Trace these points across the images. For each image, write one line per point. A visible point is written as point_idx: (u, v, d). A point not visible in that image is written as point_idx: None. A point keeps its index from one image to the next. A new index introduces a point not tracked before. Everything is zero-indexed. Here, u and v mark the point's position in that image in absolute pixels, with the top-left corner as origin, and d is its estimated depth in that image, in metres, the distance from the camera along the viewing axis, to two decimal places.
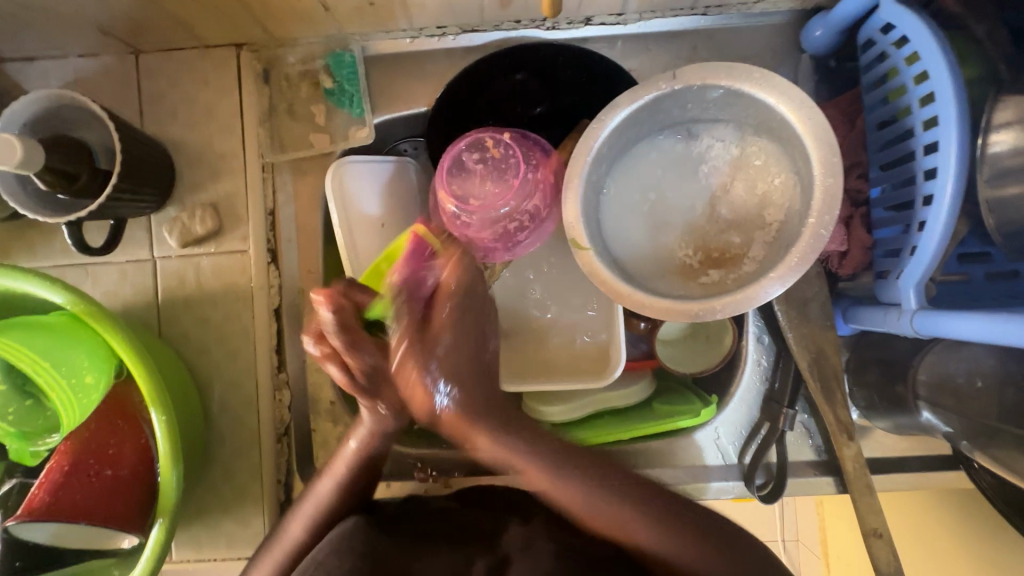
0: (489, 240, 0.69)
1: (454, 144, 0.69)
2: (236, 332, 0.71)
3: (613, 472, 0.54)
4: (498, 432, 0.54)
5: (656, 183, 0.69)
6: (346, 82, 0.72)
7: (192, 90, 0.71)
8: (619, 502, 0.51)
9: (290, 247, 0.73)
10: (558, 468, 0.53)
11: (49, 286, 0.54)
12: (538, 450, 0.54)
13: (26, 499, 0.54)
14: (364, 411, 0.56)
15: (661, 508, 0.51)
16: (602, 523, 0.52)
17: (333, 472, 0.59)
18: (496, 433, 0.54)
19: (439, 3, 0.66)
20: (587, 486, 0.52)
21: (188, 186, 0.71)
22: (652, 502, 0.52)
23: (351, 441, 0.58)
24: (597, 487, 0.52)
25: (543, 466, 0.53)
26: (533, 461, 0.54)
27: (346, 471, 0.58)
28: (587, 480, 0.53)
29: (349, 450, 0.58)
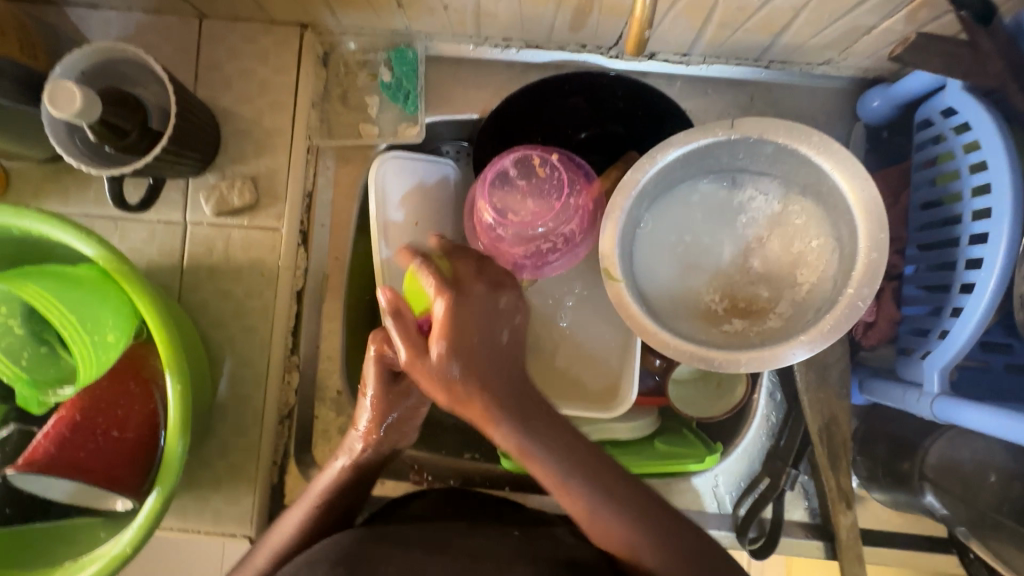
0: (521, 256, 0.69)
1: (499, 158, 0.69)
2: (256, 309, 0.70)
3: (621, 489, 0.53)
4: (516, 425, 0.52)
5: (693, 226, 0.70)
6: (404, 79, 0.72)
7: (251, 61, 0.71)
8: (626, 521, 0.52)
9: (322, 230, 0.73)
10: (566, 473, 0.53)
11: (84, 237, 0.54)
12: (555, 459, 0.53)
13: (29, 447, 0.52)
14: (338, 461, 0.59)
15: (665, 530, 0.52)
16: (612, 542, 0.53)
17: (305, 502, 0.60)
18: (513, 438, 0.52)
19: (511, 16, 0.66)
20: (601, 494, 0.53)
21: (232, 156, 0.70)
22: (662, 523, 0.53)
23: (339, 459, 0.60)
24: (606, 500, 0.52)
25: (565, 476, 0.53)
26: (553, 464, 0.53)
27: (322, 494, 0.60)
28: (613, 503, 0.53)
29: (336, 467, 0.60)
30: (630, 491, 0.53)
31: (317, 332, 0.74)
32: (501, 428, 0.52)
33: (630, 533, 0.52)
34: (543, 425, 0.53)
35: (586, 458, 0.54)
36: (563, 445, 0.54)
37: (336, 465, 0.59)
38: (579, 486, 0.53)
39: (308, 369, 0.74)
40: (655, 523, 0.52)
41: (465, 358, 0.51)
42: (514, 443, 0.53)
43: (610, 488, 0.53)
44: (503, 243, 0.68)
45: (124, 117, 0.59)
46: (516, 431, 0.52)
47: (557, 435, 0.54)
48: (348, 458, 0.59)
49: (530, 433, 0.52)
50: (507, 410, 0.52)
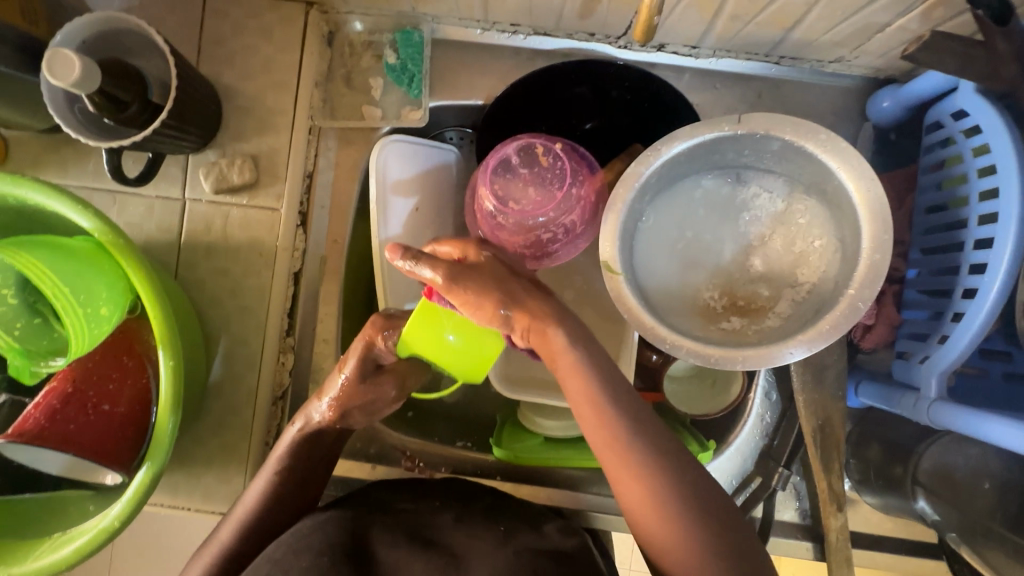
0: (520, 246, 0.68)
1: (503, 145, 0.68)
2: (252, 288, 0.70)
3: (657, 430, 0.52)
4: (573, 341, 0.53)
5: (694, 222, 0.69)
6: (409, 62, 0.71)
7: (255, 39, 0.70)
8: (658, 464, 0.50)
9: (321, 213, 0.73)
10: (610, 401, 0.52)
11: (80, 208, 0.53)
12: (602, 384, 0.53)
13: (20, 417, 0.53)
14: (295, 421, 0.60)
15: (693, 480, 0.51)
16: (637, 489, 0.50)
17: (273, 460, 0.59)
18: (569, 353, 0.53)
19: (519, 2, 0.65)
20: (636, 432, 0.52)
21: (232, 134, 0.70)
22: (692, 474, 0.51)
23: (295, 423, 0.60)
24: (642, 435, 0.52)
25: (601, 400, 0.52)
26: (594, 385, 0.53)
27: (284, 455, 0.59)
28: (646, 441, 0.51)
29: (291, 431, 0.60)
30: (660, 430, 0.53)
31: (312, 314, 0.73)
32: (558, 339, 0.53)
33: (662, 478, 0.50)
34: (596, 349, 0.54)
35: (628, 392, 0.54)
36: (610, 374, 0.54)
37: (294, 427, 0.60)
38: (619, 415, 0.52)
39: (303, 351, 0.74)
40: (687, 468, 0.51)
41: (503, 273, 0.54)
42: (561, 355, 0.53)
43: (648, 426, 0.52)
44: (502, 232, 0.67)
45: (124, 89, 0.58)
46: (573, 348, 0.53)
47: (606, 362, 0.54)
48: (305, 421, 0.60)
49: (586, 351, 0.53)
50: (563, 326, 0.53)
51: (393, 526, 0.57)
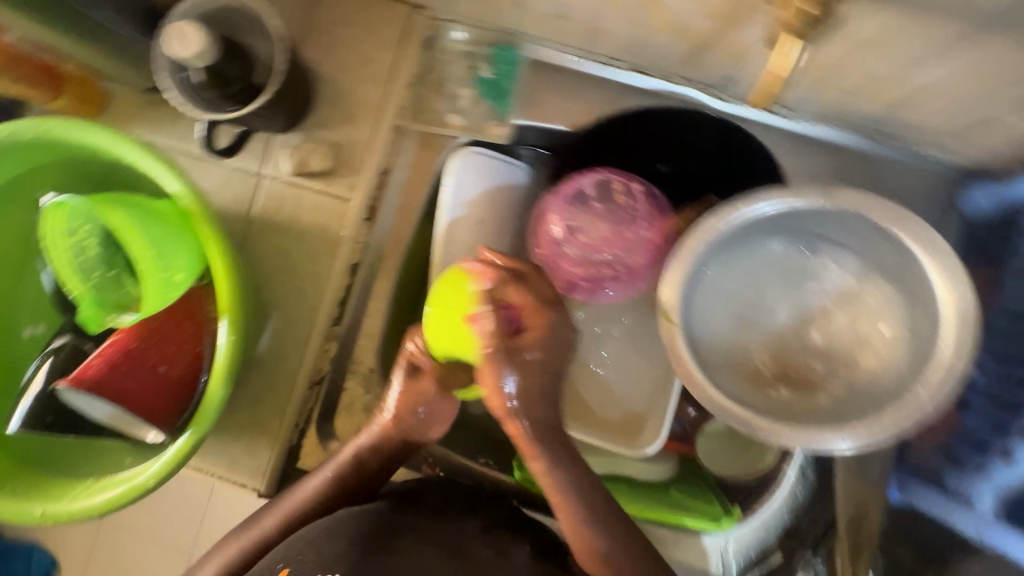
0: (580, 277, 0.67)
1: (581, 175, 0.68)
2: (311, 273, 0.72)
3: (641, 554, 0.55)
4: (555, 463, 0.56)
5: (759, 281, 0.69)
6: (503, 79, 0.71)
7: (357, 33, 0.71)
8: None
9: (388, 211, 0.71)
10: (597, 527, 0.55)
11: (172, 172, 0.55)
12: (586, 513, 0.55)
13: (85, 360, 0.54)
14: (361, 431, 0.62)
15: None
16: None
17: (325, 471, 0.62)
18: (552, 478, 0.55)
19: (624, 37, 0.64)
20: (628, 560, 0.54)
21: (318, 120, 0.71)
22: None
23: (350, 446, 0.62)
24: (627, 560, 0.54)
25: (579, 525, 0.55)
26: (576, 512, 0.55)
27: (337, 471, 0.62)
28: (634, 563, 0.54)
29: (345, 453, 0.62)
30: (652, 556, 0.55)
31: (360, 307, 0.73)
32: (540, 465, 0.56)
33: None
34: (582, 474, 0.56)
35: (615, 514, 0.56)
36: (596, 502, 0.56)
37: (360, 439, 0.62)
38: (602, 536, 0.55)
39: (346, 341, 0.74)
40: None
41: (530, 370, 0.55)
42: (543, 476, 0.56)
43: (632, 555, 0.55)
44: (565, 261, 0.67)
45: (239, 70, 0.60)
46: (555, 472, 0.56)
47: (590, 485, 0.56)
48: (369, 436, 0.62)
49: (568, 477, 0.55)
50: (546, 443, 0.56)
51: (422, 527, 0.58)
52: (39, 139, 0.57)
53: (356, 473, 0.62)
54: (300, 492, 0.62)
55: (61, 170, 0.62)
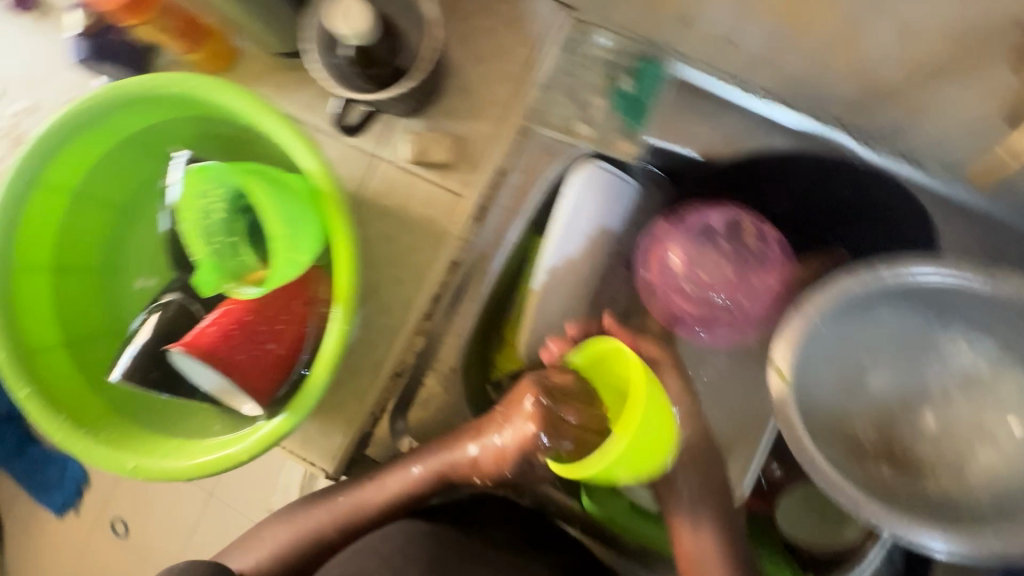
0: (690, 314, 0.65)
1: (709, 210, 0.64)
2: (411, 264, 0.69)
3: None
4: (703, 515, 0.60)
5: (875, 348, 0.65)
6: (642, 95, 0.68)
7: (499, 24, 0.68)
8: None
9: (496, 212, 0.73)
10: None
11: (311, 150, 0.55)
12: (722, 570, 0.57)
13: (196, 327, 0.54)
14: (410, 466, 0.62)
15: None
16: None
17: (384, 484, 0.62)
18: (698, 539, 0.59)
19: (791, 73, 0.60)
20: None
21: (445, 110, 0.69)
22: None
23: (412, 468, 0.62)
24: None
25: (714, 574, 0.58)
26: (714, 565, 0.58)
27: (395, 489, 0.62)
28: None
29: (408, 474, 0.62)
30: None
31: (453, 305, 0.73)
32: (685, 526, 0.59)
33: None
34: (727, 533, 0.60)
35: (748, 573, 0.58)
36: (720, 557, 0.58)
37: (411, 473, 0.62)
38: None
39: (433, 337, 0.73)
40: None
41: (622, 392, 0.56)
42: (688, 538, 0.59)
43: None
44: (678, 294, 0.65)
45: (388, 53, 0.58)
46: (706, 535, 0.59)
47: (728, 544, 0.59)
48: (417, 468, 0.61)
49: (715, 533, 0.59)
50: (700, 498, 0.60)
51: (481, 550, 0.59)
52: (183, 97, 0.57)
53: (413, 490, 0.61)
54: (355, 498, 0.62)
55: (194, 130, 0.62)
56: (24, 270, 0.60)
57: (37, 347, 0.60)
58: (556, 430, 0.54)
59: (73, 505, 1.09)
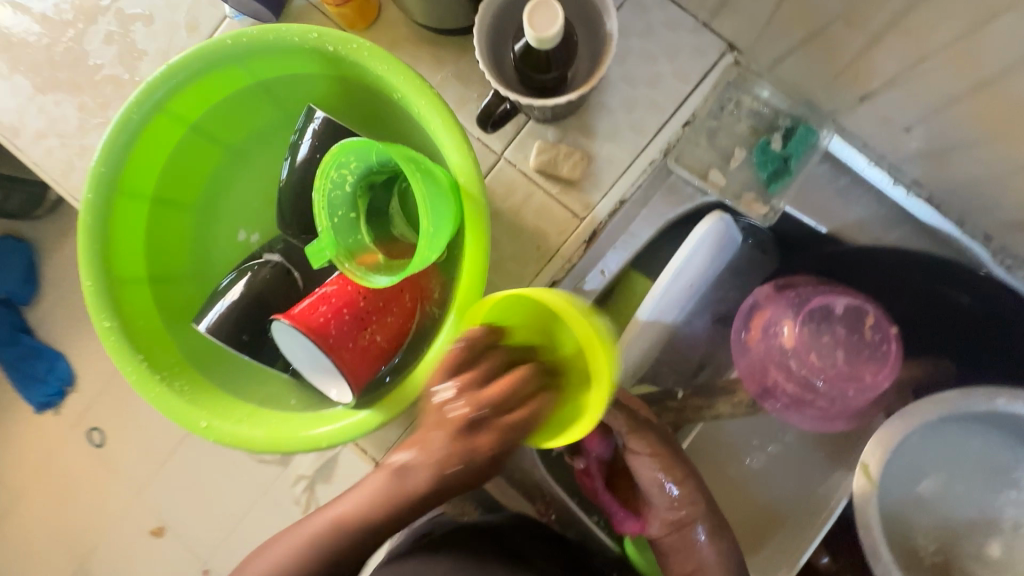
0: (785, 391, 0.64)
1: (832, 296, 0.63)
2: (511, 274, 0.67)
3: None
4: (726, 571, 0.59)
5: (957, 469, 0.65)
6: (789, 158, 0.65)
7: (656, 50, 0.64)
8: None
9: (606, 241, 0.68)
10: None
11: (459, 144, 0.52)
12: None
13: (307, 305, 0.53)
14: (364, 489, 0.52)
15: None
16: None
17: (342, 515, 0.53)
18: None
19: (962, 180, 0.57)
20: None
21: (581, 126, 0.66)
22: None
23: (355, 496, 0.52)
24: None
25: None
26: None
27: (353, 520, 0.52)
28: None
29: (354, 503, 0.52)
30: None
31: None
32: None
33: None
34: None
35: None
36: None
37: (363, 494, 0.52)
38: None
39: None
40: None
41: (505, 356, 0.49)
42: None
43: None
44: (778, 369, 0.63)
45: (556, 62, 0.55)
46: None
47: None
48: (367, 493, 0.51)
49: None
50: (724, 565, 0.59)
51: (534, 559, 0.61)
52: (335, 58, 0.54)
53: (373, 525, 0.51)
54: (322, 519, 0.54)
55: (330, 90, 0.59)
56: (126, 196, 0.57)
57: (124, 280, 0.57)
58: (522, 429, 0.48)
59: (56, 403, 1.21)
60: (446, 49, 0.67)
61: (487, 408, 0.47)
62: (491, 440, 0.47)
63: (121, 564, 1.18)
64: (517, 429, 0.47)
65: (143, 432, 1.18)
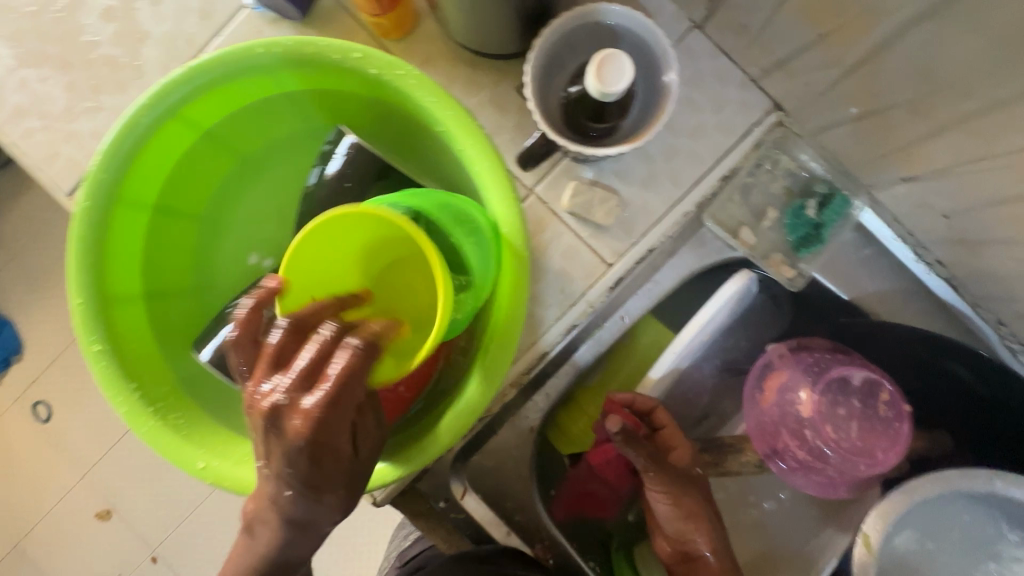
0: (795, 458, 0.65)
1: (852, 365, 0.65)
2: (531, 315, 0.64)
3: None
4: None
5: (947, 539, 0.67)
6: (821, 225, 0.66)
7: (705, 100, 0.61)
8: None
9: (629, 287, 0.66)
10: None
11: (503, 191, 0.49)
12: None
13: None
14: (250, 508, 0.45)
15: None
16: None
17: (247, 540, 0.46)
18: None
19: (989, 271, 0.57)
20: None
21: (618, 169, 0.63)
22: None
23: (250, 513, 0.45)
24: None
25: None
26: None
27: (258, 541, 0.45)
28: None
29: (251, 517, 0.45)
30: None
31: (552, 363, 0.68)
32: None
33: None
34: None
35: None
36: None
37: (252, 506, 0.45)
38: None
39: (523, 392, 0.67)
40: None
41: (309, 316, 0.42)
42: None
43: None
44: (791, 438, 0.65)
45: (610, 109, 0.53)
46: None
47: None
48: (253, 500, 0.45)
49: None
50: None
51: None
52: (375, 81, 0.50)
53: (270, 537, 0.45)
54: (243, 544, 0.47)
55: (362, 110, 0.55)
56: (125, 206, 0.51)
57: (117, 297, 0.52)
58: (346, 385, 0.38)
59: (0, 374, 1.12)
60: (483, 70, 0.63)
61: (299, 372, 0.38)
62: (306, 424, 0.37)
63: (67, 551, 1.11)
64: (339, 388, 0.38)
65: (100, 418, 1.10)
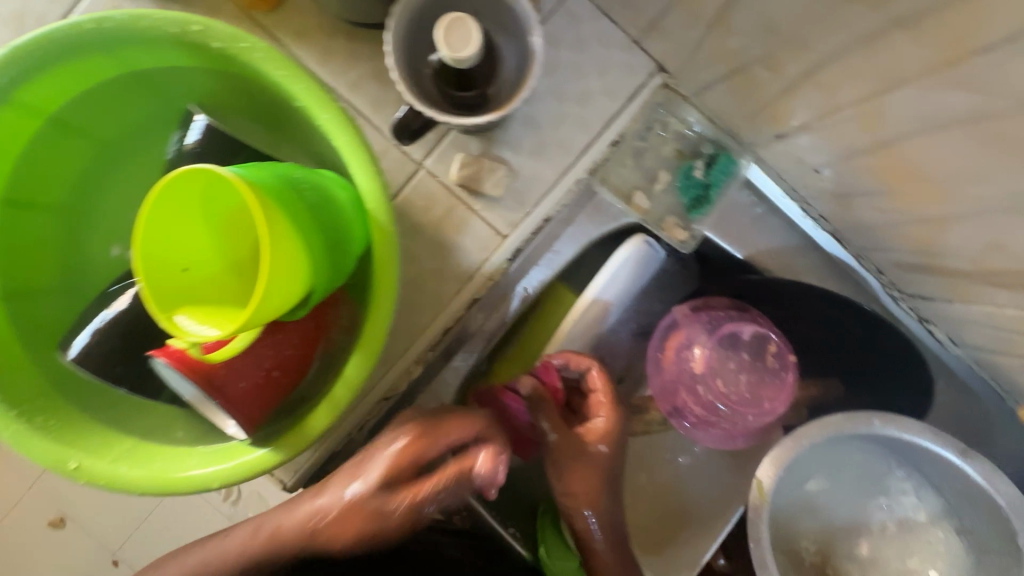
0: (693, 415, 0.67)
1: (742, 323, 0.67)
2: (428, 293, 0.63)
3: None
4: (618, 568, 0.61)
5: (840, 476, 0.70)
6: (710, 186, 0.67)
7: (588, 64, 0.60)
8: None
9: (529, 258, 0.66)
10: None
11: (366, 165, 0.48)
12: None
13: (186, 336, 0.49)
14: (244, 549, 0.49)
15: None
16: None
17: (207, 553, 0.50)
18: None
19: (863, 222, 0.59)
20: None
21: (506, 139, 0.62)
22: None
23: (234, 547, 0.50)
24: None
25: None
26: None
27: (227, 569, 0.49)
28: None
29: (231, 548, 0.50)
30: None
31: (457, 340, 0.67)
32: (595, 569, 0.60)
33: None
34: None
35: None
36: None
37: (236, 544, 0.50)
38: None
39: (429, 370, 0.67)
40: None
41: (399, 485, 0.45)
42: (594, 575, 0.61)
43: None
44: (687, 394, 0.67)
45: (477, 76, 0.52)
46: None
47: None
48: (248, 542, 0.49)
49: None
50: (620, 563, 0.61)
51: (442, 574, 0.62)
52: (222, 55, 0.48)
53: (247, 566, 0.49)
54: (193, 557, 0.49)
55: (222, 87, 0.52)
56: None
57: None
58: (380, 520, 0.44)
59: None
60: (359, 42, 0.60)
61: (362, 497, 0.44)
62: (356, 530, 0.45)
63: None
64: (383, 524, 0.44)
65: None
